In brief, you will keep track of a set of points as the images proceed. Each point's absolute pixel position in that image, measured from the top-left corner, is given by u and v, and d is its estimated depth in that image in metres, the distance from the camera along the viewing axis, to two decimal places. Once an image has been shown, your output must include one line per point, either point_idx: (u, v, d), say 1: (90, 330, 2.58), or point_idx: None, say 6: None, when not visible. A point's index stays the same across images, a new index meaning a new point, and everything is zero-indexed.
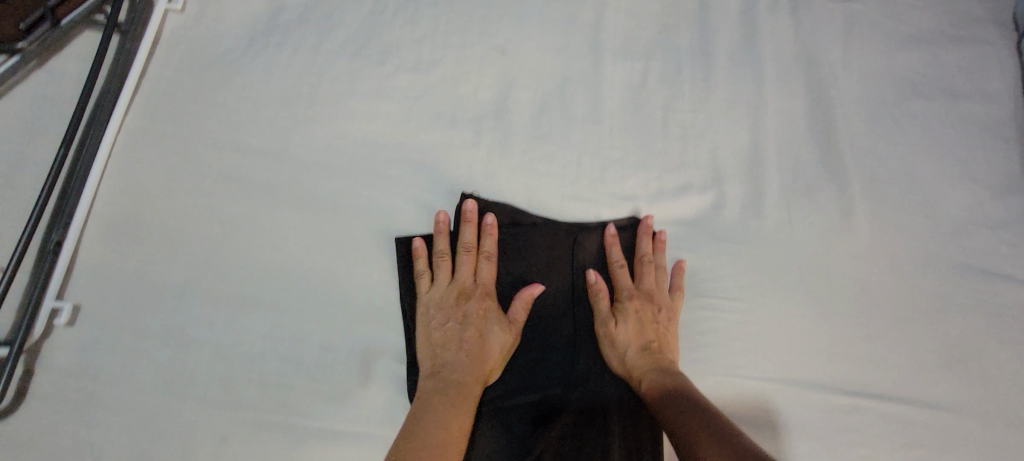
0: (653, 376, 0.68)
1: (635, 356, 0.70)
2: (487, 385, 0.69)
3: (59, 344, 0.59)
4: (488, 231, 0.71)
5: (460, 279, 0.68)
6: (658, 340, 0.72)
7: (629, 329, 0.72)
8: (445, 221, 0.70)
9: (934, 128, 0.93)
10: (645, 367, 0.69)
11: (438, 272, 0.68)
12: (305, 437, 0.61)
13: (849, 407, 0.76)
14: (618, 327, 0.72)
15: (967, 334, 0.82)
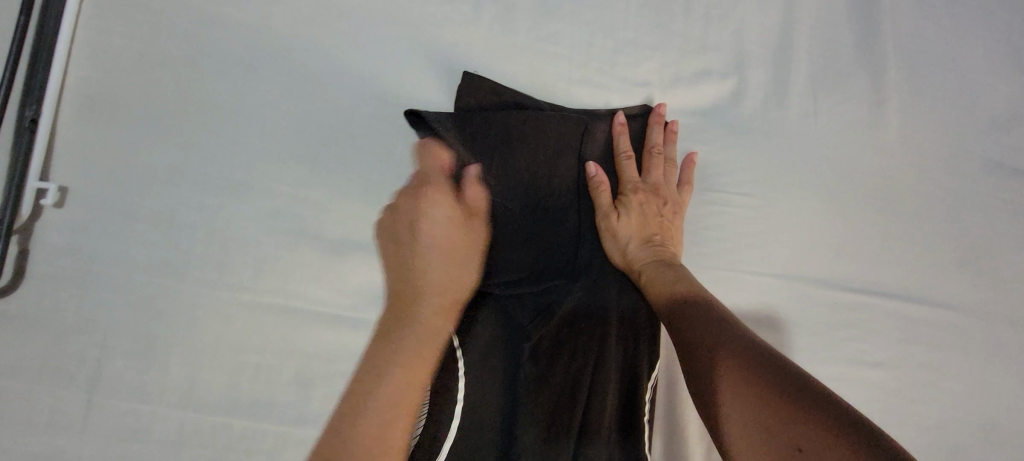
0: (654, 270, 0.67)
1: (635, 248, 0.69)
2: (487, 273, 0.66)
3: (49, 225, 0.59)
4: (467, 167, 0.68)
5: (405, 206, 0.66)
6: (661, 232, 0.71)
7: (632, 223, 0.70)
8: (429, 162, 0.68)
9: (972, 27, 0.88)
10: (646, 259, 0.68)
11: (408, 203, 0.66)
12: (301, 319, 0.62)
13: (855, 304, 0.74)
14: (620, 220, 0.70)
15: (983, 236, 0.80)
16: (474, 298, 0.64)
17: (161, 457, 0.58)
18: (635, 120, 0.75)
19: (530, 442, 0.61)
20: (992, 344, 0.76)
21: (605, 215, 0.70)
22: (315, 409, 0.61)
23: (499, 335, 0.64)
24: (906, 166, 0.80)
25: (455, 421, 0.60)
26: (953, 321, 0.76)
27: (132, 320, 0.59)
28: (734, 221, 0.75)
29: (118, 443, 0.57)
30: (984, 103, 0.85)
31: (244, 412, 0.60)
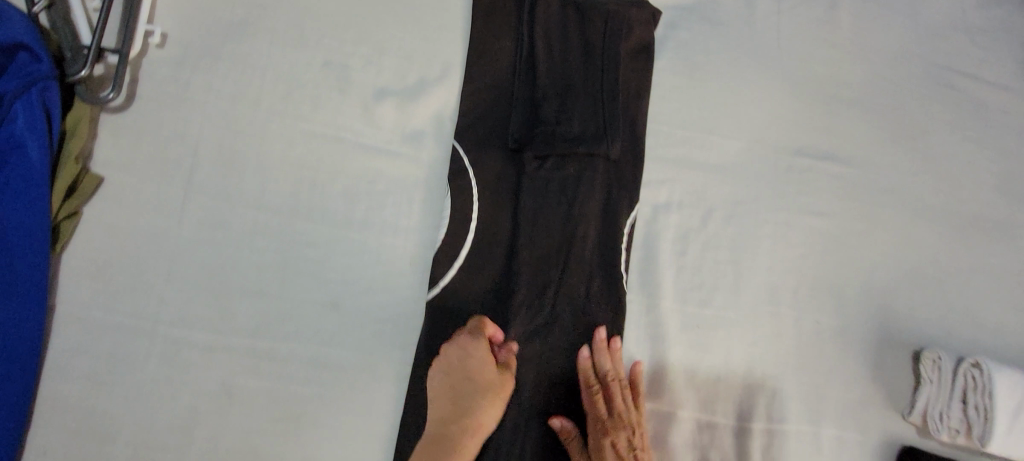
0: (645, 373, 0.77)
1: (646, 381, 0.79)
2: (498, 125, 0.82)
3: (155, 60, 0.75)
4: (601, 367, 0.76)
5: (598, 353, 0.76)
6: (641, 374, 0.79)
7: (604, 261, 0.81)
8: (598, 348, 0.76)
9: None
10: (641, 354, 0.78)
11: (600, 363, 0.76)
12: (349, 148, 0.78)
13: (804, 166, 0.89)
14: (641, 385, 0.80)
15: (918, 117, 0.94)
16: (486, 143, 0.81)
17: (237, 242, 0.73)
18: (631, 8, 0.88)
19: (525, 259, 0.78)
20: (918, 206, 0.91)
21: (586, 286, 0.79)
22: (359, 215, 0.76)
23: (505, 175, 0.81)
24: (855, 61, 0.95)
25: (470, 237, 0.78)
26: (887, 185, 0.91)
27: (218, 138, 0.74)
28: (705, 94, 0.89)
29: (208, 231, 0.72)
30: (925, 11, 1.00)
31: (306, 214, 0.75)
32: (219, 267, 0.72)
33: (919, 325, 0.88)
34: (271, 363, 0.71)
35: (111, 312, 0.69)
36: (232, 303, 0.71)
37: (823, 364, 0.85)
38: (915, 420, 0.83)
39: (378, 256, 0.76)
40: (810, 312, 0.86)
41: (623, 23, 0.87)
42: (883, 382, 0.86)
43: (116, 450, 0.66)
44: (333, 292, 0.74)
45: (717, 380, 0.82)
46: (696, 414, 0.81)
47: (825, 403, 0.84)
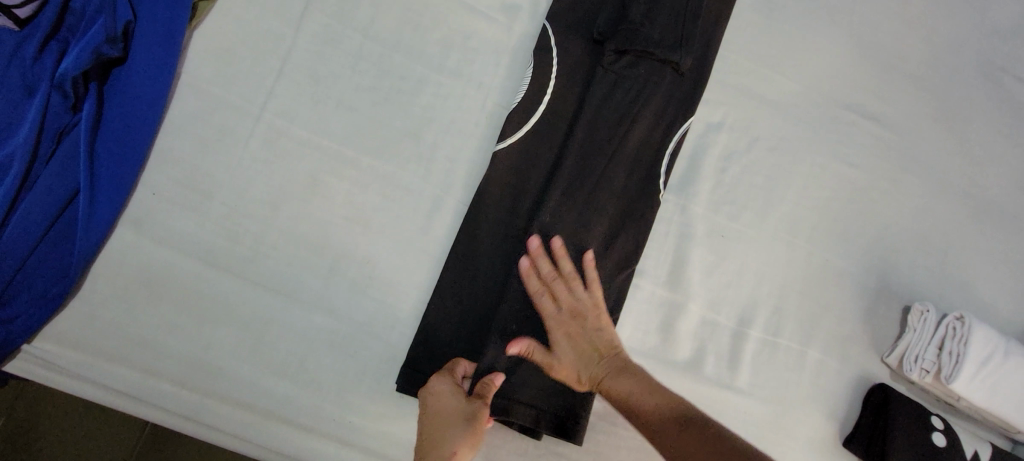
0: (597, 343, 0.77)
1: (603, 336, 0.78)
2: (586, 19, 0.88)
3: None
4: (546, 354, 0.77)
5: (540, 350, 0.77)
6: (594, 332, 0.78)
7: (570, 267, 0.79)
8: (530, 347, 0.77)
9: None
10: (586, 331, 0.78)
11: (546, 355, 0.77)
12: (453, 3, 0.86)
13: (850, 122, 0.97)
14: (600, 333, 0.78)
15: (964, 105, 1.02)
16: (572, 30, 0.87)
17: (344, 61, 0.82)
18: None
19: (578, 139, 0.84)
20: (942, 182, 0.99)
21: (549, 288, 0.78)
22: (450, 65, 0.85)
23: (583, 62, 0.87)
24: (917, 40, 1.02)
25: (541, 108, 0.85)
26: (917, 156, 0.99)
27: None
28: (776, 36, 0.96)
29: (319, 44, 0.81)
30: (996, 11, 1.06)
31: (405, 51, 0.84)
32: (324, 77, 0.81)
33: (916, 284, 0.97)
34: (352, 171, 0.80)
35: (226, 90, 0.78)
36: (329, 111, 0.80)
37: (823, 297, 0.94)
38: (891, 361, 0.93)
39: (459, 104, 0.84)
40: (823, 250, 0.95)
41: None
42: (871, 324, 0.95)
43: (212, 207, 0.76)
44: (415, 124, 0.83)
45: (729, 286, 0.91)
46: (704, 310, 0.90)
47: (817, 330, 0.93)
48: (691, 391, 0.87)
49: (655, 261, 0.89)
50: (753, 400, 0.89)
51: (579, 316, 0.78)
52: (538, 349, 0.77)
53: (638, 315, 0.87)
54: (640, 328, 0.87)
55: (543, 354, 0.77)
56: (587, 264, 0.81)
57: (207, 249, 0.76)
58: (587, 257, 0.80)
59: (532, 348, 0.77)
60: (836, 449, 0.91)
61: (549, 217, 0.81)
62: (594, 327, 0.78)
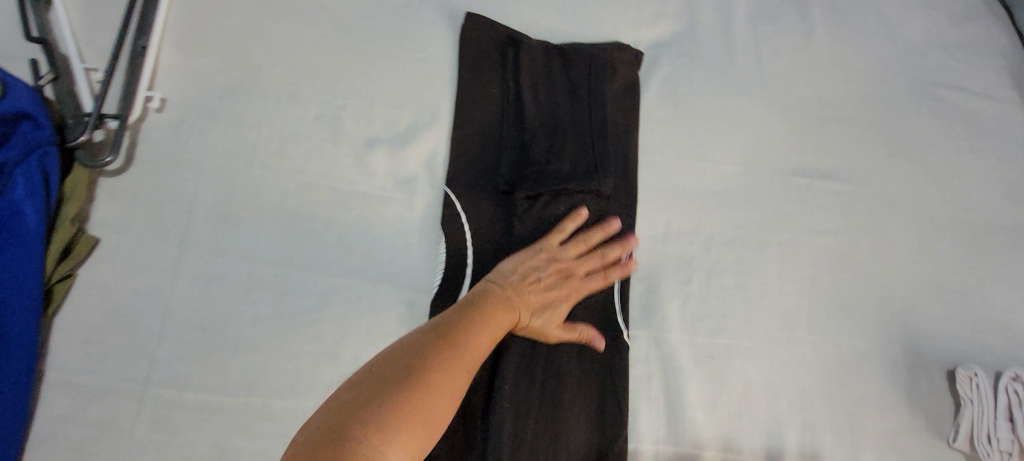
0: (548, 285, 0.70)
1: (550, 292, 0.70)
2: (488, 172, 0.81)
3: (155, 124, 0.78)
4: (516, 301, 0.66)
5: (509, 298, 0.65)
6: (539, 284, 0.69)
7: (512, 301, 0.66)
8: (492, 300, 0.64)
9: None
10: (533, 288, 0.69)
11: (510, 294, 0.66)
12: (342, 195, 0.78)
13: (802, 186, 0.89)
14: (546, 285, 0.70)
15: (914, 130, 0.94)
16: (477, 188, 0.80)
17: (233, 295, 0.72)
18: (624, 52, 0.90)
19: None
20: (925, 218, 0.89)
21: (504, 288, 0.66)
22: (354, 262, 0.75)
23: (496, 219, 0.78)
24: (838, 80, 0.97)
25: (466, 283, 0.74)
26: (889, 198, 0.90)
27: (216, 194, 0.76)
28: (693, 123, 0.90)
29: (201, 286, 0.72)
30: (905, 30, 1.02)
31: (300, 265, 0.74)
32: (212, 323, 0.70)
33: (948, 341, 0.83)
34: (265, 421, 0.67)
35: (101, 376, 0.67)
36: (225, 360, 0.69)
37: (851, 389, 0.79)
38: (962, 445, 0.77)
39: (374, 302, 0.74)
40: (829, 334, 0.82)
41: (625, 69, 0.89)
42: (919, 405, 0.80)
43: None
44: (329, 342, 0.71)
45: (741, 414, 0.76)
46: (723, 455, 0.74)
47: (862, 432, 0.78)
48: None
49: (648, 414, 0.75)
50: None
51: (531, 286, 0.68)
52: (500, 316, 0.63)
53: None
54: None
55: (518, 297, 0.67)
56: (524, 275, 0.69)
57: None
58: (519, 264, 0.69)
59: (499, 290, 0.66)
60: None
61: (505, 403, 0.71)
62: (538, 278, 0.70)
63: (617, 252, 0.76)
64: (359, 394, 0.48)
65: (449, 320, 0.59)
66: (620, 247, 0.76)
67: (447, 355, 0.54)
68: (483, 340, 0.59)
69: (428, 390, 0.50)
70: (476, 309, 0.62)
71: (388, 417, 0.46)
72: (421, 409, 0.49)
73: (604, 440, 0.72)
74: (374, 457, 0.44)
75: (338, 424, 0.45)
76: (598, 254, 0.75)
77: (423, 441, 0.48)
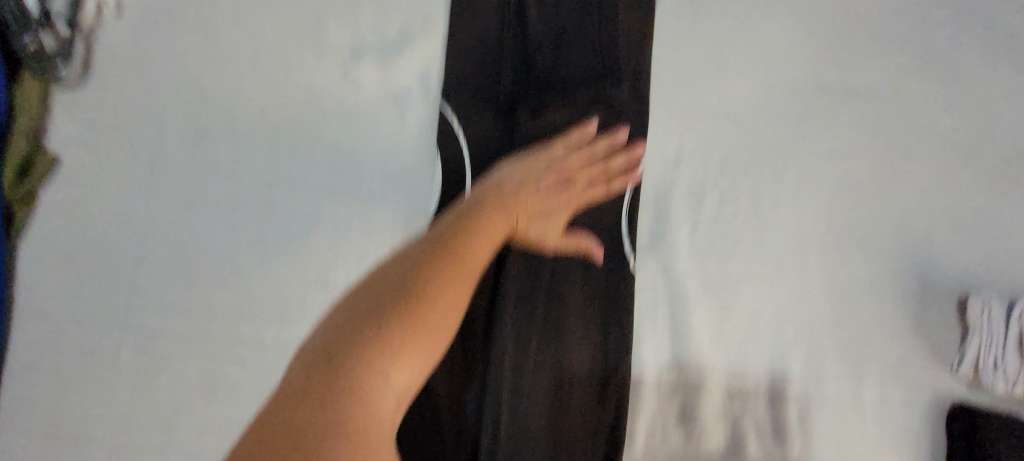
0: (548, 190, 0.64)
1: (550, 198, 0.64)
2: (487, 87, 0.74)
3: (112, 28, 0.70)
4: (511, 205, 0.60)
5: (503, 203, 0.60)
6: (537, 186, 0.64)
7: (506, 205, 0.60)
8: (484, 203, 0.58)
9: None
10: (530, 191, 0.63)
11: (504, 197, 0.60)
12: (326, 111, 0.71)
13: (825, 107, 0.82)
14: (545, 189, 0.64)
15: (948, 41, 0.85)
16: (476, 105, 0.73)
17: (212, 219, 0.67)
18: None
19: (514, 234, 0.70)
20: (953, 141, 0.83)
21: (498, 194, 0.61)
22: (342, 184, 0.70)
23: (496, 138, 0.72)
24: None
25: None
26: (917, 120, 0.83)
27: (185, 109, 0.69)
28: (711, 35, 0.82)
29: (177, 208, 0.66)
30: None
31: (284, 187, 0.69)
32: (192, 248, 0.66)
33: (960, 271, 0.80)
34: (253, 350, 0.64)
35: (77, 303, 0.63)
36: (208, 286, 0.65)
37: (859, 317, 0.77)
38: (966, 372, 0.75)
39: (366, 227, 0.69)
40: (841, 263, 0.79)
41: None
42: (925, 333, 0.78)
43: (89, 453, 0.60)
44: (318, 268, 0.67)
45: (746, 342, 0.75)
46: (725, 382, 0.73)
47: (865, 360, 0.76)
48: None
49: (651, 342, 0.73)
50: None
51: (527, 189, 0.63)
52: (493, 223, 0.57)
53: (650, 413, 0.72)
54: (656, 429, 0.72)
55: (513, 201, 0.61)
56: (520, 181, 0.63)
57: None
58: (514, 171, 0.64)
59: (492, 195, 0.61)
60: None
61: (505, 329, 0.69)
62: (536, 182, 0.64)
63: (623, 161, 0.70)
64: (351, 320, 0.44)
65: (448, 227, 0.54)
66: (626, 156, 0.70)
67: (446, 268, 0.49)
68: (483, 244, 0.54)
69: (427, 309, 0.45)
70: (472, 218, 0.56)
71: (384, 344, 0.43)
72: (419, 331, 0.45)
73: (606, 368, 0.70)
74: (365, 389, 0.41)
75: (332, 351, 0.43)
76: (603, 162, 0.69)
77: (431, 359, 0.46)
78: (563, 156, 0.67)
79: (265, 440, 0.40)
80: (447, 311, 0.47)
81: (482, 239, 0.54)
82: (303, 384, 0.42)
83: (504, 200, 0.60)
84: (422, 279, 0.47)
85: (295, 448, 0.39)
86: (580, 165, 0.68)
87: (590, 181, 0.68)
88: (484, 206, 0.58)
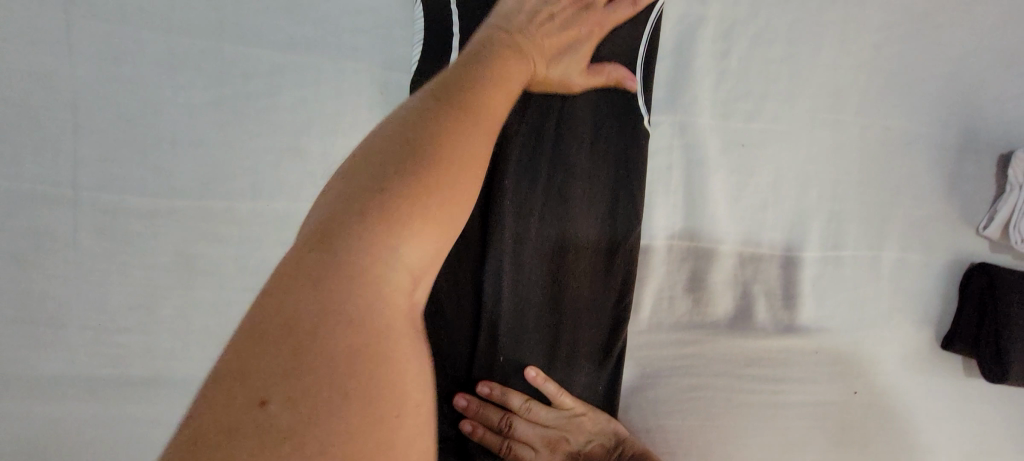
0: (562, 22, 0.57)
1: (567, 31, 0.57)
2: None
3: None
4: (531, 45, 0.53)
5: (524, 40, 0.52)
6: (551, 18, 0.56)
7: (527, 43, 0.53)
8: (502, 39, 0.50)
9: None
10: (545, 25, 0.55)
11: (522, 35, 0.53)
12: None
13: None
14: (560, 23, 0.57)
15: None
16: None
17: (155, 77, 0.56)
18: None
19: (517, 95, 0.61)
20: None
21: (516, 30, 0.53)
22: (304, 32, 0.58)
23: None
24: None
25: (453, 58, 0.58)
26: None
27: None
28: None
29: (111, 65, 0.56)
30: None
31: (234, 37, 0.57)
32: (138, 113, 0.56)
33: (1009, 122, 0.72)
34: (229, 226, 0.59)
35: (15, 179, 0.55)
36: (165, 158, 0.57)
37: (890, 177, 0.71)
38: (992, 234, 0.71)
39: (338, 85, 0.59)
40: (880, 117, 0.70)
41: None
42: (958, 192, 0.72)
43: (71, 335, 0.57)
44: (289, 134, 0.59)
45: (765, 206, 0.69)
46: (739, 247, 0.69)
47: (891, 222, 0.71)
48: (737, 352, 0.71)
49: (663, 207, 0.68)
50: (825, 336, 0.71)
51: (544, 27, 0.55)
52: (519, 62, 0.50)
53: (657, 281, 0.69)
54: (663, 296, 0.70)
55: (532, 40, 0.54)
56: (535, 17, 0.55)
57: (89, 387, 0.58)
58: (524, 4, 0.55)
59: (511, 31, 0.52)
60: (936, 356, 0.73)
61: (505, 201, 0.62)
62: (550, 14, 0.56)
63: None
64: (354, 185, 0.34)
65: (459, 72, 0.42)
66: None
67: (462, 120, 0.38)
68: (506, 101, 0.44)
69: (450, 170, 0.35)
70: (485, 57, 0.47)
71: (390, 211, 0.32)
72: (434, 196, 0.34)
73: (616, 236, 0.65)
74: (375, 273, 0.31)
75: (331, 224, 0.32)
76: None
77: (449, 229, 0.35)
78: None
79: (249, 341, 0.28)
80: (467, 174, 0.36)
81: (504, 78, 0.45)
82: (293, 265, 0.31)
83: (523, 39, 0.53)
84: (430, 130, 0.36)
85: (290, 343, 0.28)
86: None
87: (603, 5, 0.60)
88: (501, 43, 0.49)
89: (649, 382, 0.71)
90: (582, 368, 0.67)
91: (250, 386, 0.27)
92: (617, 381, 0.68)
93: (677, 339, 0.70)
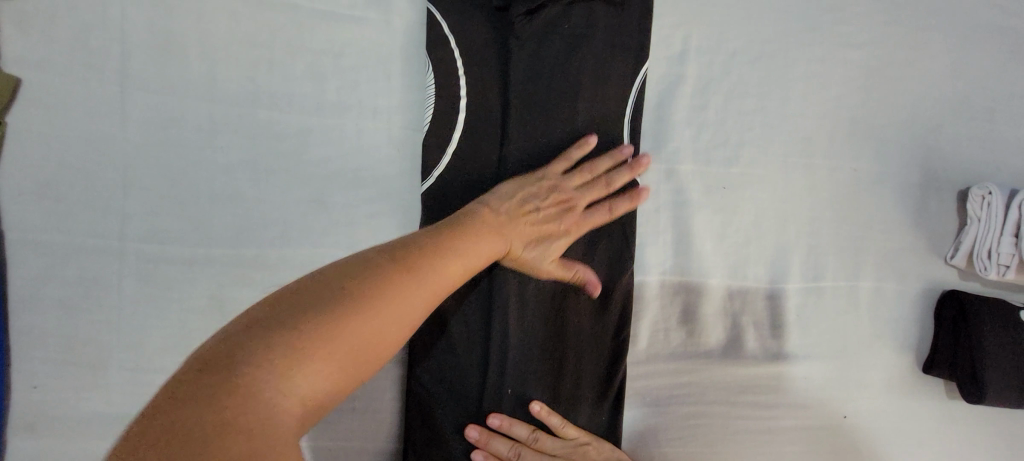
0: (539, 219, 0.63)
1: (543, 222, 0.63)
2: None
3: None
4: (502, 231, 0.58)
5: (498, 224, 0.58)
6: (529, 212, 0.62)
7: (500, 226, 0.59)
8: (473, 221, 0.56)
9: None
10: (523, 218, 0.61)
11: (495, 217, 0.59)
12: (306, 19, 0.65)
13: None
14: (537, 212, 0.63)
15: None
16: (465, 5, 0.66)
17: (198, 140, 0.63)
18: None
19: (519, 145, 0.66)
20: (969, 27, 0.79)
21: (490, 215, 0.59)
22: (331, 99, 0.66)
23: (488, 42, 0.67)
24: None
25: (461, 117, 0.66)
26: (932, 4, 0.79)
27: (150, 17, 0.62)
28: None
29: (160, 131, 0.63)
30: None
31: (267, 104, 0.65)
32: (181, 172, 0.63)
33: (965, 162, 0.79)
34: (259, 271, 0.64)
35: (68, 233, 0.61)
36: (204, 211, 0.63)
37: (862, 214, 0.78)
38: (959, 262, 0.77)
39: (361, 144, 0.66)
40: (848, 160, 0.77)
41: None
42: (925, 226, 0.79)
43: (110, 375, 0.61)
44: (315, 187, 0.65)
45: (749, 242, 0.75)
46: (727, 281, 0.75)
47: (865, 254, 0.78)
48: (731, 380, 0.75)
49: (655, 246, 0.74)
50: (812, 363, 0.76)
51: (518, 217, 0.61)
52: (483, 252, 0.55)
53: (652, 316, 0.74)
54: (658, 329, 0.75)
55: (506, 225, 0.59)
56: (512, 207, 0.61)
57: (124, 425, 0.61)
58: (504, 190, 0.62)
59: (483, 214, 0.58)
60: (919, 379, 0.78)
61: None
62: (529, 205, 0.62)
63: (626, 178, 0.66)
64: (268, 313, 0.39)
65: (413, 239, 0.50)
66: (628, 202, 0.66)
67: (395, 279, 0.44)
68: (455, 260, 0.50)
69: (373, 311, 0.41)
70: (456, 230, 0.54)
71: (299, 345, 0.37)
72: (348, 340, 0.39)
73: (613, 276, 0.71)
74: (266, 395, 0.35)
75: (239, 345, 0.37)
76: (604, 183, 0.66)
77: (347, 376, 0.40)
78: (556, 173, 0.64)
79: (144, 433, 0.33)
80: (382, 321, 0.42)
81: (464, 252, 0.52)
82: (199, 370, 0.36)
83: (491, 219, 0.58)
84: (362, 285, 0.42)
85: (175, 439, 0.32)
86: (576, 184, 0.65)
87: (588, 208, 0.66)
88: (470, 221, 0.56)
89: (649, 411, 0.75)
90: (585, 400, 0.71)
91: (181, 448, 0.32)
92: (618, 415, 0.72)
93: (674, 369, 0.75)
